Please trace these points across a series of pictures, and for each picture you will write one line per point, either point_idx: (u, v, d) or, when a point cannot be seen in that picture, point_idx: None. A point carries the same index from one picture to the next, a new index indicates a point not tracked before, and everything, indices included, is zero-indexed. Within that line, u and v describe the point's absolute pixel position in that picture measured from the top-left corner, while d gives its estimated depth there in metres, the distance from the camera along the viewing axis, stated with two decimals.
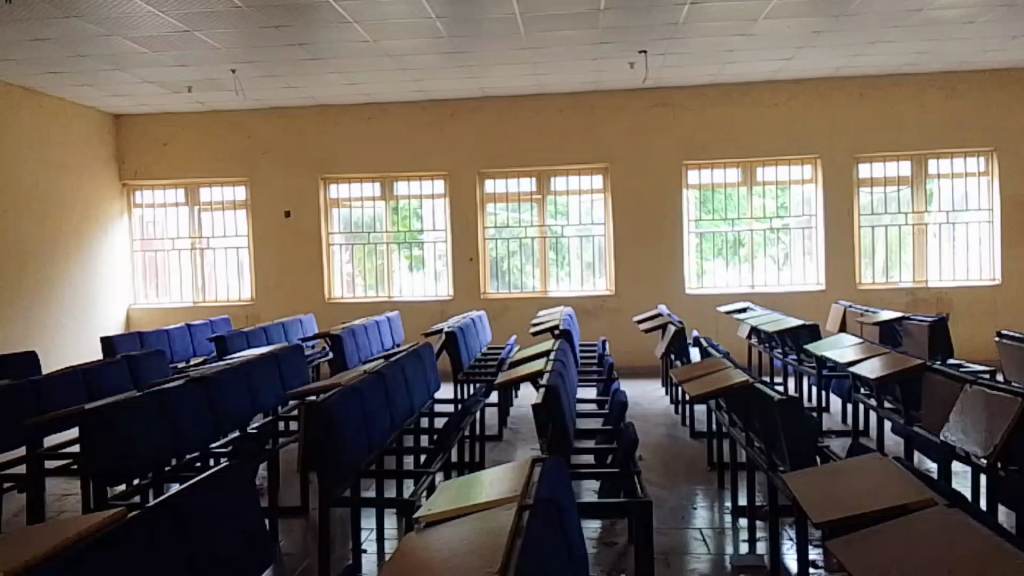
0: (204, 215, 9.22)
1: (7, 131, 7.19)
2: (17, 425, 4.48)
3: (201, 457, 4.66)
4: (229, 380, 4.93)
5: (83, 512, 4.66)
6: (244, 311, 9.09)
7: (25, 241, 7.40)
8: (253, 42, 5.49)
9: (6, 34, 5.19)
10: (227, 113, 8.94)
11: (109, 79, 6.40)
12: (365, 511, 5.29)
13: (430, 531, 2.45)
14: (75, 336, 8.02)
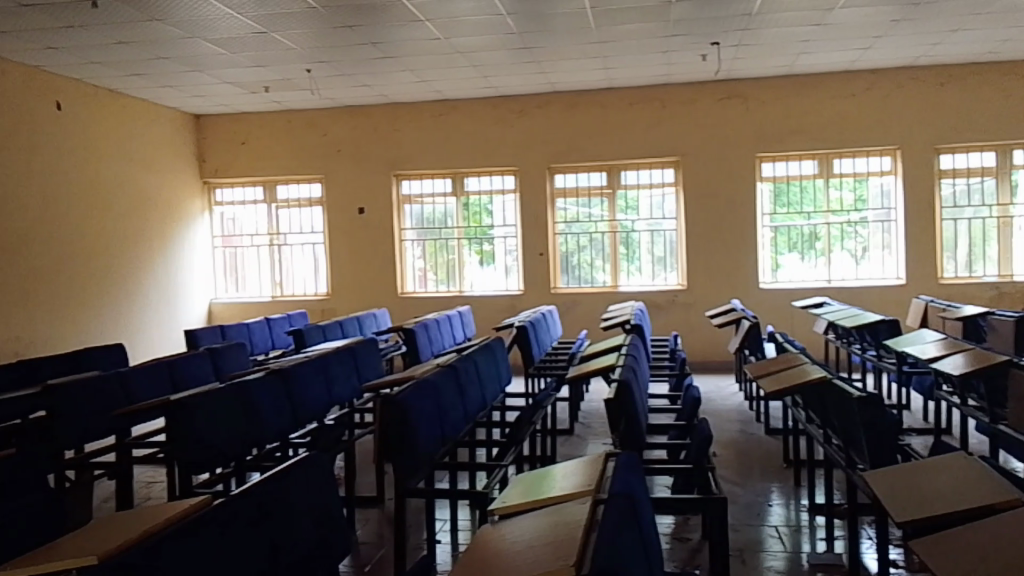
0: (282, 212, 9.43)
1: (94, 132, 7.46)
2: (106, 414, 4.66)
3: (281, 447, 4.77)
4: (307, 372, 5.05)
5: (168, 499, 4.82)
6: (320, 306, 9.28)
7: (112, 238, 7.67)
8: (328, 42, 5.60)
9: (92, 38, 5.39)
10: (303, 111, 9.13)
11: (190, 80, 6.60)
12: (439, 503, 5.36)
13: (504, 524, 2.47)
14: (160, 330, 8.29)
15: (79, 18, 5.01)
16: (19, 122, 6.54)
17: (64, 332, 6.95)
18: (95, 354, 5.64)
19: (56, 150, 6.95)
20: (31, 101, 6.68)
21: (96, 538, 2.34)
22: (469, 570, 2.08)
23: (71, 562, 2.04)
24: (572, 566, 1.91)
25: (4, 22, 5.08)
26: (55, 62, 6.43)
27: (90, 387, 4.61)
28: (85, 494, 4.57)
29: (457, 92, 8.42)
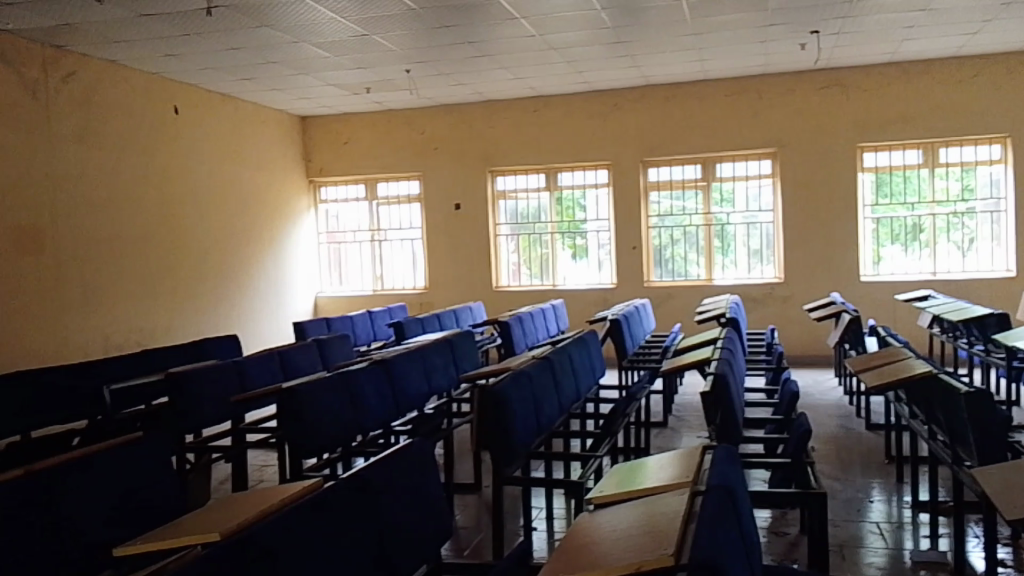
0: (382, 208, 9.73)
1: (209, 133, 7.87)
2: (223, 401, 4.94)
3: (383, 434, 4.96)
4: (407, 362, 5.22)
5: (279, 482, 5.08)
6: (418, 300, 9.55)
7: (225, 235, 8.06)
8: (427, 42, 5.76)
9: (206, 44, 5.69)
10: (403, 111, 9.38)
11: (295, 83, 6.88)
12: (534, 491, 5.48)
13: (601, 513, 2.54)
14: (270, 322, 8.68)
15: (195, 26, 5.29)
16: (140, 127, 6.95)
17: (183, 324, 7.36)
18: (211, 344, 5.97)
19: (173, 151, 7.34)
20: (151, 107, 7.09)
21: (219, 516, 2.56)
22: (568, 558, 2.16)
23: (192, 539, 2.27)
24: (670, 554, 1.97)
25: (130, 32, 5.42)
26: (173, 69, 6.80)
27: (208, 375, 4.89)
28: (205, 476, 4.87)
29: (550, 88, 8.51)
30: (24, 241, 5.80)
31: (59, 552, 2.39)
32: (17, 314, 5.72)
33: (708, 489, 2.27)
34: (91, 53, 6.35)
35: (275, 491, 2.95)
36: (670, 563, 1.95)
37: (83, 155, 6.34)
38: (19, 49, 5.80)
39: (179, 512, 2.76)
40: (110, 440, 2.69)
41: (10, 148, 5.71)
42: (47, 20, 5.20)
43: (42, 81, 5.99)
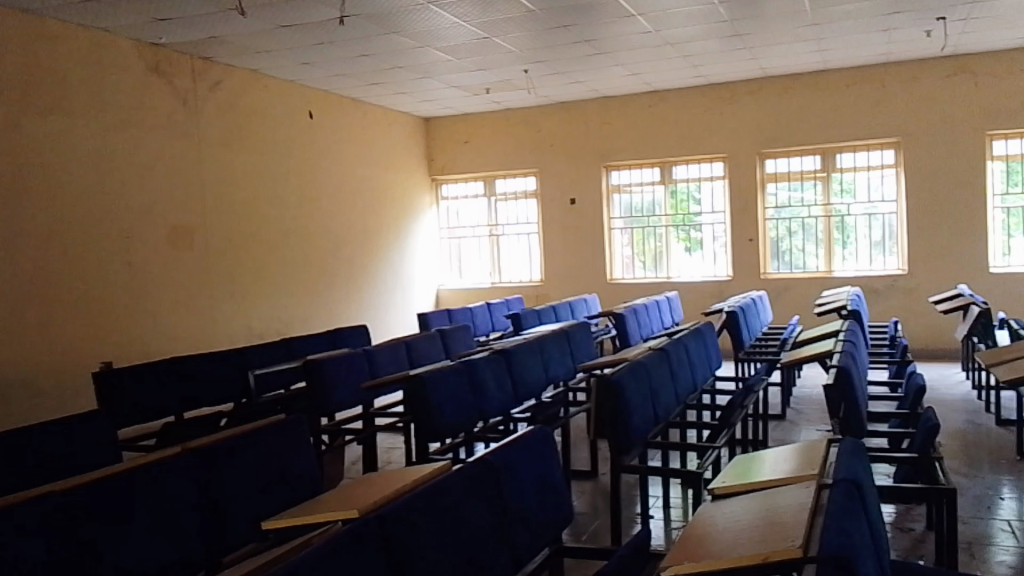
0: (500, 205, 10.01)
1: (340, 134, 8.29)
2: (355, 387, 5.25)
3: (504, 421, 5.16)
4: (527, 353, 5.41)
5: (405, 465, 5.38)
6: (534, 292, 9.76)
7: (355, 232, 8.46)
8: (546, 42, 5.93)
9: (340, 52, 6.03)
10: (521, 110, 9.62)
11: (419, 87, 7.19)
12: (652, 480, 5.56)
13: (733, 501, 2.61)
14: (394, 314, 9.07)
15: (329, 35, 5.63)
16: (280, 133, 7.43)
17: (316, 315, 7.78)
18: (343, 333, 6.35)
19: (308, 152, 7.79)
20: (290, 113, 7.57)
21: (351, 496, 2.85)
22: (694, 548, 2.21)
23: (336, 514, 2.54)
24: (798, 547, 1.99)
25: (269, 43, 5.81)
26: (308, 76, 7.22)
27: (342, 362, 5.21)
28: (339, 456, 5.20)
29: (665, 82, 8.54)
30: (176, 238, 6.30)
31: (224, 521, 2.70)
32: (173, 305, 6.24)
33: (835, 483, 2.30)
34: (235, 63, 6.84)
35: (407, 473, 3.22)
36: (799, 555, 1.96)
37: (227, 159, 6.82)
38: (171, 62, 6.30)
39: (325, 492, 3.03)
40: (255, 424, 3.03)
41: (164, 153, 6.23)
42: (196, 34, 5.64)
43: (193, 89, 6.50)
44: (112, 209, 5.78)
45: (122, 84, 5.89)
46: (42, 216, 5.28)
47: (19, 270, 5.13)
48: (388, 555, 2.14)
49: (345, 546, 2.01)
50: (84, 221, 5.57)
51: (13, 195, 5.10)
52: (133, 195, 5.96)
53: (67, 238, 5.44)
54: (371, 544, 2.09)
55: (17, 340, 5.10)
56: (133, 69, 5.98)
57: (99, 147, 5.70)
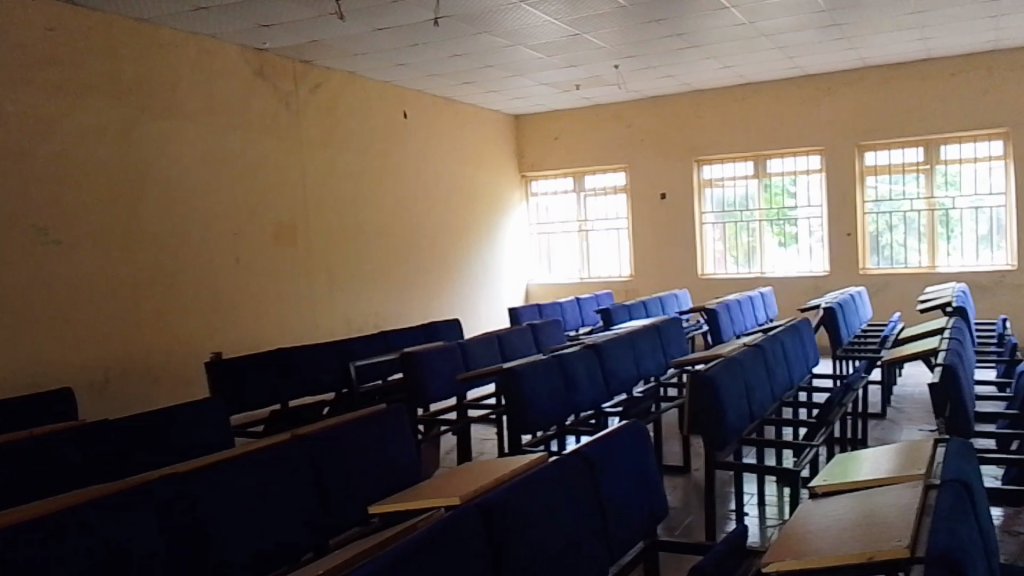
0: (590, 200, 10.05)
1: (434, 132, 8.46)
2: (450, 380, 5.37)
3: (595, 416, 5.18)
4: (619, 347, 5.43)
5: (497, 456, 5.48)
6: (624, 287, 9.77)
7: (448, 227, 8.63)
8: (638, 38, 5.93)
9: (433, 53, 6.16)
10: (610, 105, 9.61)
11: (510, 85, 7.28)
12: (746, 476, 5.52)
13: (840, 500, 2.59)
14: (486, 309, 9.22)
15: (424, 37, 5.76)
16: (377, 133, 7.64)
17: (411, 309, 7.97)
18: (436, 327, 6.50)
19: (403, 150, 7.98)
20: (387, 113, 7.79)
21: (449, 485, 2.99)
22: (797, 547, 2.19)
23: (435, 501, 2.73)
24: (905, 547, 1.96)
25: (367, 45, 5.98)
26: (402, 76, 7.40)
27: (437, 355, 5.33)
28: (434, 446, 5.33)
29: (759, 74, 8.41)
30: (278, 235, 6.58)
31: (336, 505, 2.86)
32: (277, 299, 6.51)
33: (942, 483, 2.25)
34: (335, 66, 7.07)
35: (504, 465, 3.33)
36: (906, 555, 1.93)
37: (327, 158, 7.06)
38: (275, 65, 6.57)
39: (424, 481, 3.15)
40: (365, 411, 3.22)
41: (268, 154, 6.50)
42: (298, 38, 5.85)
43: (295, 92, 6.76)
44: (219, 208, 6.07)
45: (229, 88, 6.17)
46: (155, 216, 5.59)
47: (138, 266, 5.46)
48: (490, 539, 2.27)
49: (451, 530, 2.15)
50: (194, 220, 5.87)
51: (130, 195, 5.41)
52: (238, 194, 6.24)
53: (178, 236, 5.74)
54: (474, 527, 2.23)
55: (135, 332, 5.42)
56: (238, 73, 6.26)
57: (209, 148, 6.00)
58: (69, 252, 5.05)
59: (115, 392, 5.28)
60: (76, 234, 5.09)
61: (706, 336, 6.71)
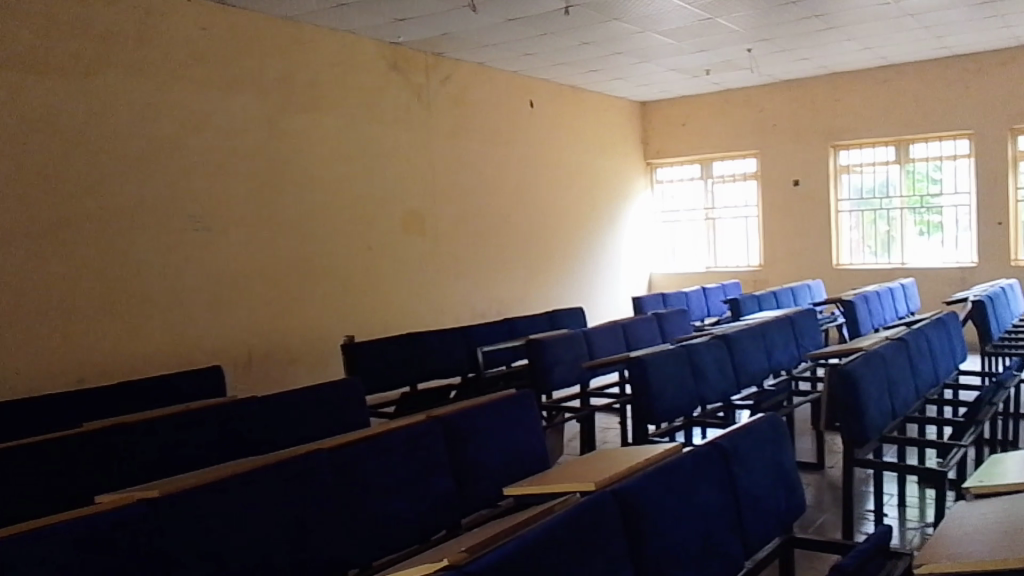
0: (718, 187, 9.86)
1: (558, 120, 8.48)
2: (577, 367, 5.38)
3: (724, 409, 5.08)
4: (751, 338, 5.32)
5: (621, 445, 5.46)
6: (753, 277, 9.53)
7: (573, 216, 8.66)
8: (775, 20, 5.76)
9: (561, 41, 6.16)
10: (740, 90, 9.41)
11: (637, 71, 7.21)
12: (885, 476, 5.31)
13: (1002, 501, 2.43)
14: (609, 297, 9.21)
15: (555, 25, 5.76)
16: (504, 122, 7.73)
17: (537, 296, 8.05)
18: (561, 314, 6.54)
19: (529, 139, 8.05)
20: (515, 103, 7.89)
21: (581, 472, 3.10)
22: (948, 543, 2.09)
23: (574, 486, 2.85)
24: None
25: (496, 36, 6.04)
26: (531, 66, 7.46)
27: (564, 342, 5.36)
28: (559, 432, 5.37)
29: (898, 56, 8.05)
30: (409, 223, 6.75)
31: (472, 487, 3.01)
32: (407, 284, 6.70)
33: None
34: (464, 57, 7.19)
35: (643, 453, 3.34)
36: None
37: (456, 147, 7.21)
38: (409, 58, 6.75)
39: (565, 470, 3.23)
40: (492, 397, 3.53)
41: (401, 143, 6.68)
42: (430, 31, 5.96)
43: (426, 83, 6.92)
44: (354, 197, 6.31)
45: (363, 81, 6.39)
46: (294, 206, 5.90)
47: (276, 253, 5.76)
48: (624, 525, 2.35)
49: (585, 516, 2.23)
50: (330, 209, 6.13)
51: (270, 186, 5.74)
52: (372, 184, 6.45)
53: (314, 225, 6.02)
54: (611, 512, 2.31)
55: (277, 314, 5.74)
56: (373, 67, 6.47)
57: (344, 140, 6.24)
58: (216, 237, 5.41)
59: (258, 370, 5.61)
60: (221, 221, 5.44)
61: (844, 328, 6.50)
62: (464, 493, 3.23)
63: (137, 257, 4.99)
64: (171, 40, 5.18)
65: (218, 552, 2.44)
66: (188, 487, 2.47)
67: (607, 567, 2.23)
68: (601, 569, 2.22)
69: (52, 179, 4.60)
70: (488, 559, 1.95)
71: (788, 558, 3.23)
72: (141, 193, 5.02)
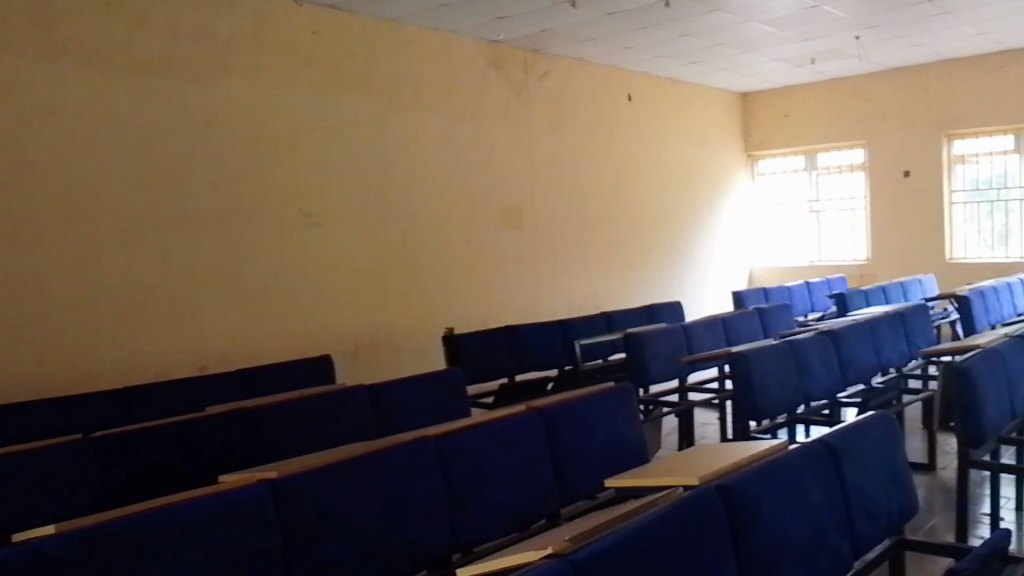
0: (823, 178, 9.61)
1: (657, 113, 8.44)
2: (676, 361, 5.35)
3: (829, 406, 4.96)
4: (859, 334, 5.19)
5: (720, 441, 5.42)
6: (859, 272, 9.24)
7: (671, 209, 8.61)
8: (884, 7, 5.59)
9: (661, 34, 6.12)
10: (846, 79, 9.13)
11: (739, 62, 7.09)
12: (1002, 479, 5.09)
13: None
14: (708, 291, 9.11)
15: (655, 18, 5.74)
16: (602, 117, 7.75)
17: (635, 290, 8.05)
18: (660, 308, 6.53)
19: (627, 132, 8.04)
20: (613, 96, 7.89)
21: (685, 466, 3.09)
22: None
23: (677, 480, 2.85)
24: None
25: (595, 31, 6.07)
26: (629, 59, 7.45)
27: (663, 336, 5.34)
28: (658, 426, 5.36)
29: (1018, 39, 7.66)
30: (508, 218, 6.86)
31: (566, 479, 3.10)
32: (506, 278, 6.82)
33: None
34: (563, 53, 7.24)
35: (749, 448, 3.31)
36: None
37: (555, 141, 7.28)
38: (508, 55, 6.86)
39: (669, 464, 3.23)
40: (589, 389, 3.59)
41: (500, 138, 6.79)
42: (530, 28, 6.04)
43: (525, 80, 7.01)
44: (456, 193, 6.45)
45: (466, 79, 6.53)
46: (398, 201, 6.07)
47: (380, 247, 5.95)
48: (730, 519, 2.36)
49: (690, 510, 2.25)
50: (432, 204, 6.29)
51: (376, 183, 5.93)
52: (473, 180, 6.58)
53: (416, 221, 6.19)
54: (715, 507, 2.32)
55: (381, 306, 5.94)
56: (474, 65, 6.60)
57: (447, 138, 6.39)
58: (325, 233, 5.64)
59: (363, 360, 5.82)
60: (328, 217, 5.66)
61: (958, 325, 6.25)
62: (564, 485, 3.29)
63: (251, 252, 5.25)
64: (283, 44, 5.42)
65: (332, 538, 2.56)
66: (307, 469, 2.63)
67: (710, 562, 2.24)
68: (708, 562, 2.23)
69: (175, 178, 4.90)
70: (596, 548, 1.99)
71: (899, 560, 3.15)
72: (255, 191, 5.28)
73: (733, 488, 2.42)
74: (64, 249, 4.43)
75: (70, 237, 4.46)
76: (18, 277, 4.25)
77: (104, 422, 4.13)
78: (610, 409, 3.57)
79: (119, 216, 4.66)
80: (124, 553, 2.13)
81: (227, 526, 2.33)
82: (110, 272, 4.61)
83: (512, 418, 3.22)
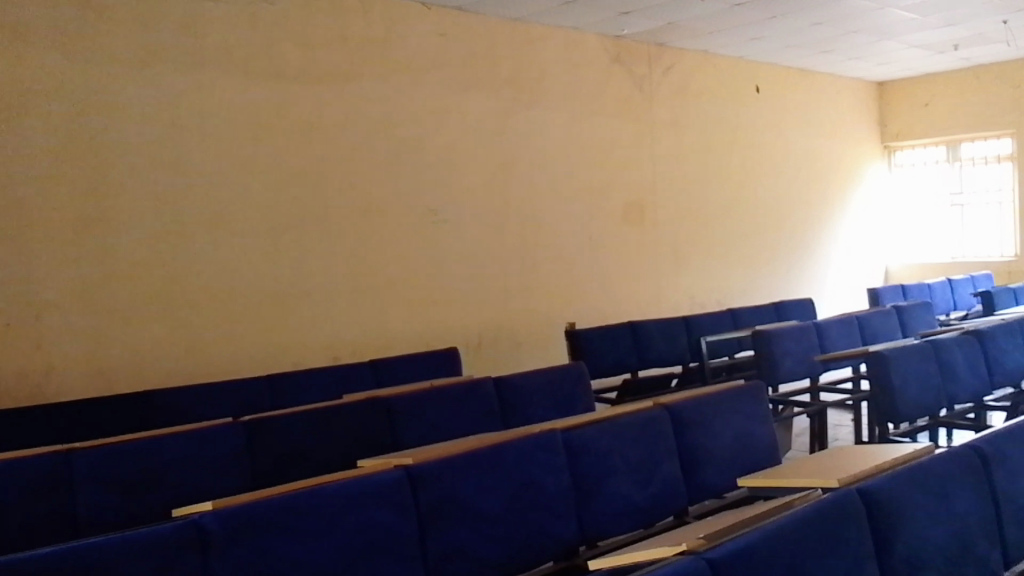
0: (966, 170, 9.14)
1: (787, 104, 8.23)
2: (806, 360, 5.22)
3: (974, 409, 4.74)
4: (1008, 334, 4.93)
5: (853, 444, 5.26)
6: (1006, 268, 8.75)
7: (801, 204, 8.38)
8: None
9: (793, 23, 5.98)
10: (992, 65, 8.66)
11: (875, 49, 6.83)
12: None
13: None
14: (840, 288, 8.83)
15: (787, 7, 5.60)
16: (729, 111, 7.63)
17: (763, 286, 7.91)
18: (791, 306, 6.38)
19: (756, 125, 7.89)
20: (740, 88, 7.74)
21: (825, 467, 3.03)
22: None
23: (814, 482, 2.80)
24: None
25: (722, 22, 5.97)
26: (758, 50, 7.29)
27: (795, 334, 5.22)
28: (788, 426, 5.26)
29: None
30: (633, 213, 6.86)
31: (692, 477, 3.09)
32: (631, 274, 6.83)
33: None
34: (688, 45, 7.17)
35: (893, 452, 3.22)
36: None
37: (682, 136, 7.23)
38: (631, 50, 6.84)
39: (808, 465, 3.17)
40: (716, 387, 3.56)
41: (625, 134, 6.80)
42: (655, 22, 6.00)
43: (649, 74, 6.98)
44: (580, 190, 6.50)
45: (591, 75, 6.57)
46: (522, 197, 6.17)
47: (503, 242, 6.05)
48: (871, 522, 2.31)
49: (831, 512, 2.21)
50: (557, 200, 6.36)
51: (500, 179, 6.04)
52: (597, 175, 6.61)
53: (541, 217, 6.27)
54: (856, 509, 2.28)
55: (506, 301, 6.06)
56: (600, 62, 6.63)
57: (571, 134, 6.44)
58: (452, 229, 5.79)
59: (488, 354, 5.95)
60: (454, 213, 5.81)
61: None
62: (692, 482, 3.29)
63: (380, 247, 5.45)
64: (412, 47, 5.59)
65: (465, 525, 2.66)
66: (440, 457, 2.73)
67: (851, 565, 2.20)
68: (849, 565, 2.19)
69: (309, 177, 5.14)
70: (735, 546, 2.00)
71: None
72: (383, 188, 5.48)
73: (876, 490, 2.36)
74: (208, 245, 4.72)
75: (213, 234, 4.75)
76: (168, 272, 4.57)
77: (248, 407, 4.39)
78: (739, 407, 3.51)
79: (258, 214, 4.92)
80: (278, 529, 2.28)
81: (368, 508, 2.45)
82: (251, 267, 4.89)
83: (636, 414, 3.24)
